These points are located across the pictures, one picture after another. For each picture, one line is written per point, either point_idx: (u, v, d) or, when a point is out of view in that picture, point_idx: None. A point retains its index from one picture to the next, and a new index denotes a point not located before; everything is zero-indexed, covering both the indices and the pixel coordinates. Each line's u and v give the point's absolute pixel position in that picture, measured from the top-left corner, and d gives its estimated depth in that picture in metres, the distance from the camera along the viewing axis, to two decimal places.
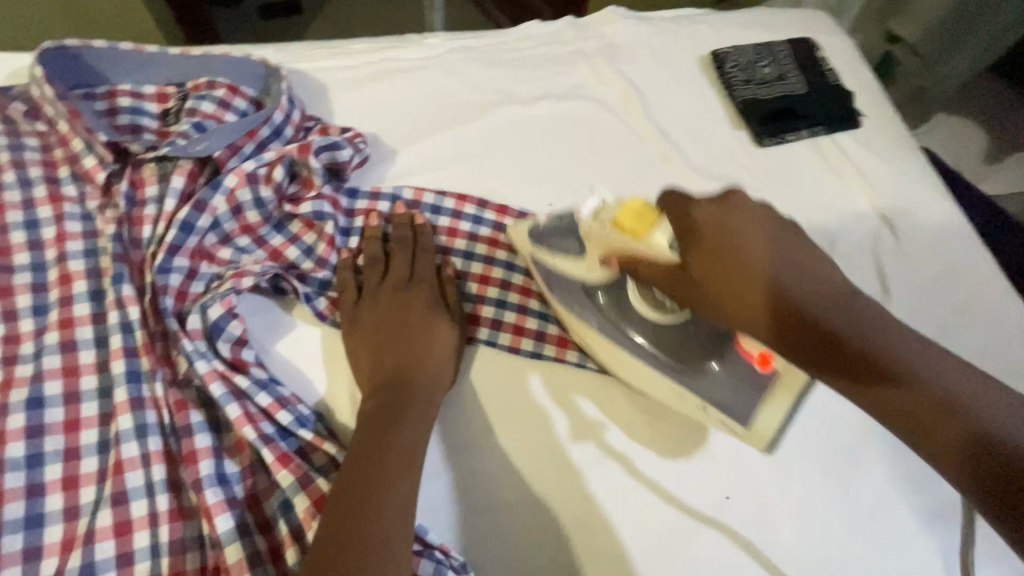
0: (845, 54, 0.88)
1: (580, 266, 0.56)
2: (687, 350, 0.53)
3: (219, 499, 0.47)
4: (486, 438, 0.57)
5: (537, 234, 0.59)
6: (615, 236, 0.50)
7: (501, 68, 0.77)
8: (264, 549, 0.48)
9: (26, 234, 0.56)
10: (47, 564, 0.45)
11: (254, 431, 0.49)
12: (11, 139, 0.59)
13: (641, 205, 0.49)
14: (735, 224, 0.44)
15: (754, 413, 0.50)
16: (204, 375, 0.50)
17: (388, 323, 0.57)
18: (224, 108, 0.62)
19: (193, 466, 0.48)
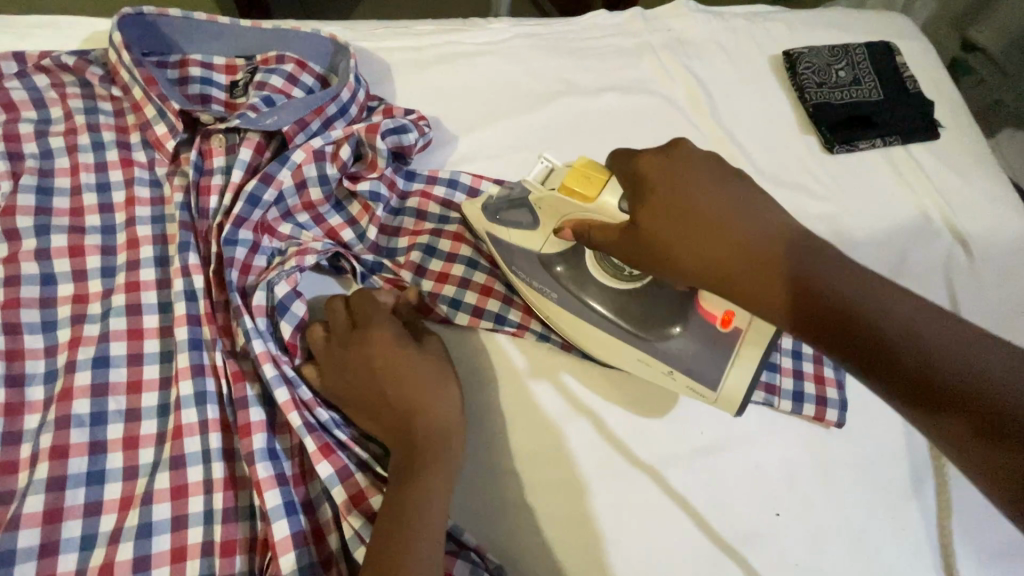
0: (927, 61, 0.83)
1: (534, 237, 0.56)
2: (655, 320, 0.54)
3: (270, 474, 0.46)
4: (538, 435, 0.56)
5: (491, 210, 0.58)
6: (564, 198, 0.51)
7: (565, 57, 0.75)
8: (309, 528, 0.46)
9: (98, 197, 0.57)
10: (106, 520, 0.46)
11: (300, 417, 0.47)
12: (87, 103, 0.60)
13: (588, 168, 0.49)
14: (697, 185, 0.43)
15: (724, 375, 0.51)
16: (259, 355, 0.48)
17: (390, 355, 0.50)
18: (292, 83, 0.62)
19: (247, 439, 0.47)
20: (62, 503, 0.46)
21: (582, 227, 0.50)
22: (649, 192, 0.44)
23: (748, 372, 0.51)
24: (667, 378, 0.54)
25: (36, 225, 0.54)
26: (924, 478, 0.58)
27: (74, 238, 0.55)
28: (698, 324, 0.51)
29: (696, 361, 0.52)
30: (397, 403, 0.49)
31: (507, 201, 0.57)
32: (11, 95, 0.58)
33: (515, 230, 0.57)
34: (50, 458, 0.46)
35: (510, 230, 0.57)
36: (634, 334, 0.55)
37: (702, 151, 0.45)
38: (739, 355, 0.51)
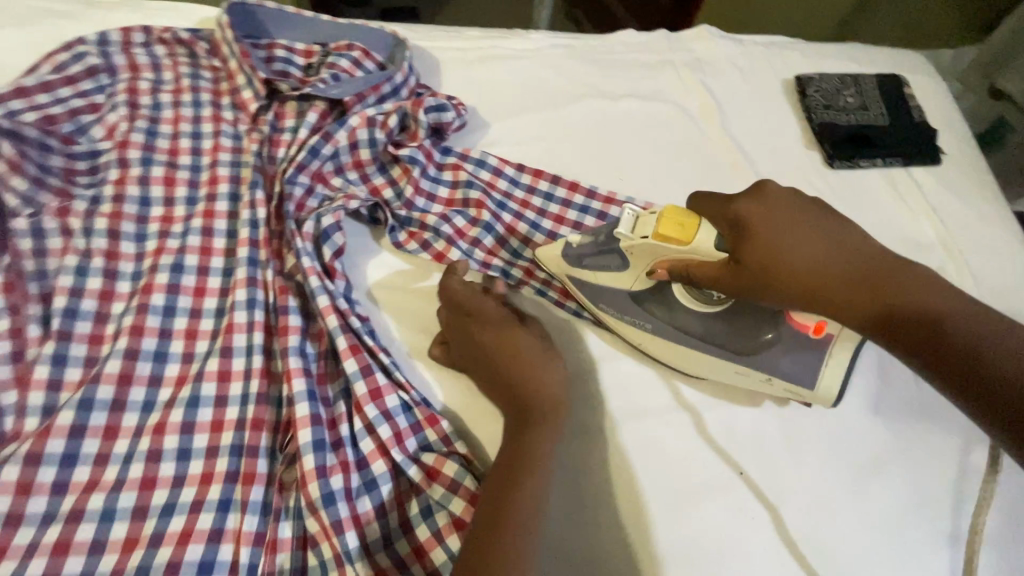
0: (936, 94, 0.89)
1: (625, 277, 0.60)
2: (744, 334, 0.59)
3: (299, 366, 0.55)
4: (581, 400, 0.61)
5: (574, 255, 0.62)
6: (658, 246, 0.54)
7: (592, 66, 0.86)
8: (324, 414, 0.54)
9: (192, 142, 0.69)
10: (164, 392, 0.56)
11: (338, 320, 0.57)
12: (193, 71, 0.74)
13: (680, 214, 0.53)
14: (779, 213, 0.51)
15: (820, 375, 0.56)
16: (306, 269, 0.59)
17: (506, 342, 0.56)
18: (356, 66, 0.74)
19: (284, 336, 0.56)
20: (133, 371, 0.56)
21: (677, 265, 0.55)
22: (748, 222, 0.51)
23: (839, 372, 0.56)
24: (767, 383, 0.59)
25: (141, 158, 0.67)
26: (888, 462, 0.61)
27: (169, 170, 0.67)
28: (789, 333, 0.56)
29: (798, 363, 0.57)
30: (515, 376, 0.55)
31: (590, 247, 0.61)
32: (136, 58, 0.72)
33: (605, 273, 0.61)
34: (129, 334, 0.57)
35: (600, 273, 0.61)
36: (733, 352, 0.59)
37: (785, 190, 0.53)
38: (831, 355, 0.56)
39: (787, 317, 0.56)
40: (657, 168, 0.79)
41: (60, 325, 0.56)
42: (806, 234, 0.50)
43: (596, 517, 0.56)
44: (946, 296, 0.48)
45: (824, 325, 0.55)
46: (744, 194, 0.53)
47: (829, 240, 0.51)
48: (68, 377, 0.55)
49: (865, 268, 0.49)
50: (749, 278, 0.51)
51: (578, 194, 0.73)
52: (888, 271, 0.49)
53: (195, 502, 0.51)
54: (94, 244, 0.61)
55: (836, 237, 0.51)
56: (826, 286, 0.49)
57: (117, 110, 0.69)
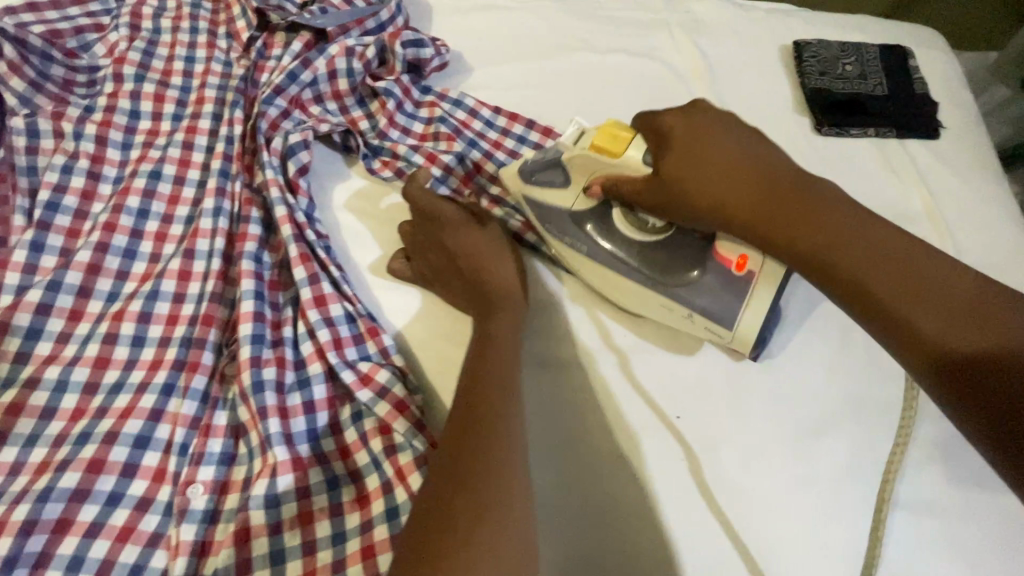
0: (945, 69, 0.85)
1: (567, 195, 0.62)
2: (675, 266, 0.60)
3: (251, 268, 0.57)
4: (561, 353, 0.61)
5: (527, 170, 0.63)
6: (593, 157, 0.58)
7: (585, 21, 0.85)
8: (269, 316, 0.56)
9: (185, 64, 0.73)
10: (129, 286, 0.60)
11: (293, 231, 0.60)
12: (194, 1, 0.78)
13: (615, 129, 0.57)
14: (704, 130, 0.55)
15: (739, 315, 0.58)
16: (269, 180, 0.62)
17: (469, 242, 0.58)
18: (346, 3, 0.75)
19: (242, 242, 0.59)
20: (102, 263, 0.59)
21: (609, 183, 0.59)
22: (673, 136, 0.55)
23: (758, 316, 0.58)
24: (687, 321, 0.60)
25: (136, 75, 0.71)
26: (833, 425, 0.61)
27: (160, 89, 0.71)
28: (713, 268, 0.58)
29: (717, 301, 0.58)
30: (472, 272, 0.57)
31: (540, 160, 0.62)
32: None
33: (551, 191, 0.62)
34: (103, 230, 0.61)
35: (544, 189, 0.62)
36: (658, 282, 0.60)
37: (719, 112, 0.56)
38: (751, 297, 0.58)
39: (714, 250, 0.58)
40: (638, 123, 0.79)
41: (42, 216, 0.60)
42: (737, 158, 0.53)
43: (586, 425, 0.58)
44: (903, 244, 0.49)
45: (746, 261, 0.56)
46: (678, 112, 0.57)
47: (762, 170, 0.53)
48: (44, 263, 0.59)
49: (812, 211, 0.51)
50: (664, 196, 0.55)
51: (551, 138, 0.73)
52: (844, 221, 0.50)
53: (142, 383, 0.54)
54: (82, 148, 0.65)
55: (773, 167, 0.53)
56: (763, 220, 0.52)
57: (119, 30, 0.73)
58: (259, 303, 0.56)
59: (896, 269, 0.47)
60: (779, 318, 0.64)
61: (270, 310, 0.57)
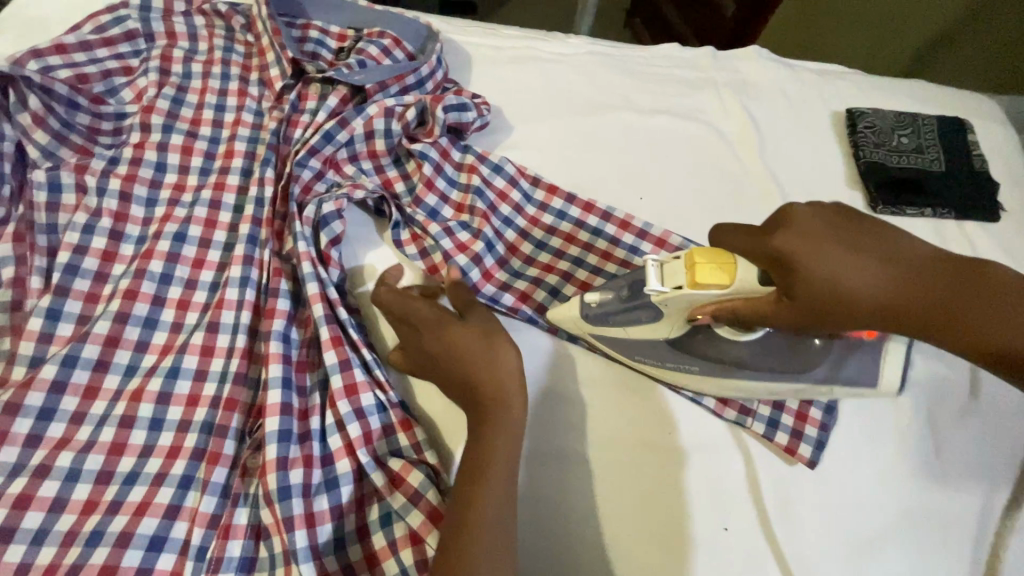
0: (1004, 144, 0.81)
1: (659, 330, 0.58)
2: (802, 351, 0.56)
3: (279, 351, 0.54)
4: (602, 449, 0.58)
5: (595, 315, 0.59)
6: (694, 294, 0.51)
7: (629, 77, 0.82)
8: (296, 406, 0.53)
9: (215, 114, 0.70)
10: (147, 359, 0.56)
11: (323, 310, 0.56)
12: (227, 44, 0.75)
13: (706, 257, 0.50)
14: (812, 234, 0.45)
15: (882, 371, 0.54)
16: (301, 253, 0.58)
17: (453, 349, 0.54)
18: (384, 54, 0.73)
19: (269, 319, 0.56)
20: (120, 334, 0.56)
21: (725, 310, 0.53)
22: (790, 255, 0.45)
23: (897, 365, 0.54)
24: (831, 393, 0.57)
25: (164, 124, 0.67)
26: (890, 544, 0.57)
27: (188, 139, 0.68)
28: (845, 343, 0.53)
29: (861, 367, 0.55)
30: (463, 378, 0.53)
31: (613, 304, 0.58)
32: (175, 26, 0.73)
33: (634, 327, 0.58)
34: (123, 298, 0.57)
35: (626, 328, 0.59)
36: (789, 372, 0.57)
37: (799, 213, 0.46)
38: (886, 354, 0.54)
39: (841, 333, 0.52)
40: (685, 191, 0.75)
41: (59, 280, 0.57)
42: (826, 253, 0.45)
43: (608, 507, 0.56)
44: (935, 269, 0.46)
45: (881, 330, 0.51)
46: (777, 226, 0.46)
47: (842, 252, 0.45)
48: (59, 331, 0.56)
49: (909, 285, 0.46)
50: (801, 312, 0.48)
51: (593, 213, 0.69)
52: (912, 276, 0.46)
53: (158, 474, 0.51)
54: (104, 204, 0.61)
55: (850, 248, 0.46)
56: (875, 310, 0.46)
57: (147, 74, 0.70)
58: (285, 390, 0.53)
59: (964, 296, 0.46)
60: (833, 419, 0.61)
61: (298, 396, 0.54)
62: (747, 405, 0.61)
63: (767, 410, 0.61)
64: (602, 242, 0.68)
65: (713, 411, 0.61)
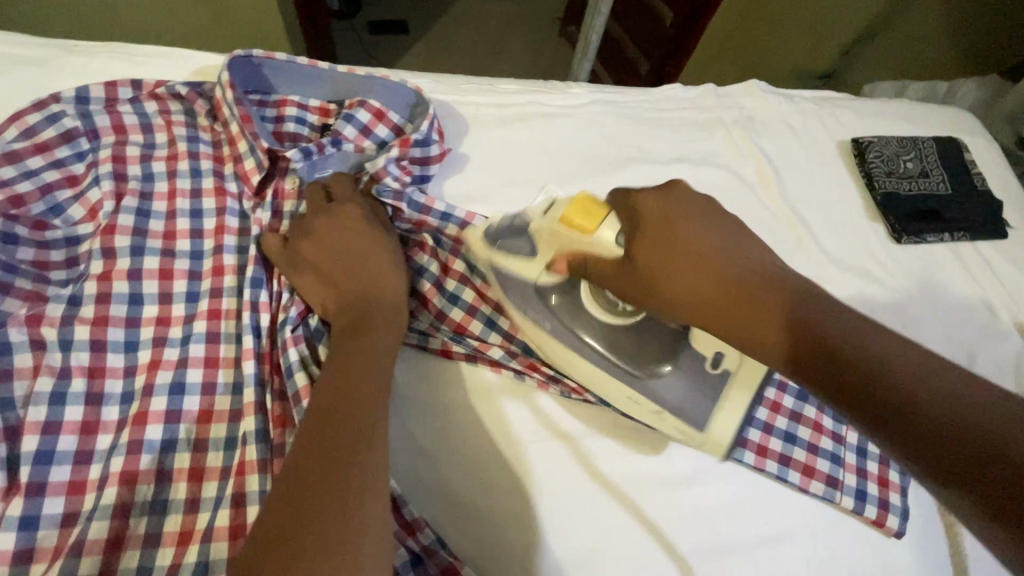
0: (994, 159, 0.84)
1: (531, 266, 0.57)
2: (648, 356, 0.55)
3: None
4: (705, 556, 0.54)
5: (490, 236, 0.59)
6: (566, 232, 0.52)
7: (640, 125, 0.78)
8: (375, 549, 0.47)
9: (191, 222, 0.58)
10: (164, 554, 0.46)
11: None
12: (190, 131, 0.63)
13: (588, 200, 0.52)
14: (676, 212, 0.47)
15: (710, 417, 0.54)
16: (266, 414, 0.50)
17: (343, 261, 0.53)
18: (365, 134, 0.65)
19: None
20: (125, 531, 0.45)
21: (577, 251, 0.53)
22: (643, 218, 0.48)
23: (734, 419, 0.54)
24: (657, 418, 0.55)
25: (132, 245, 0.55)
26: None
27: (165, 261, 0.56)
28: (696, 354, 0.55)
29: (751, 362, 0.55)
30: (360, 298, 0.51)
31: (506, 228, 0.59)
32: (123, 118, 0.61)
33: (514, 259, 0.58)
34: (118, 483, 0.46)
35: (506, 257, 0.58)
36: (637, 376, 0.55)
37: (697, 196, 0.49)
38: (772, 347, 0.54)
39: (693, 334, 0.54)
40: None
41: (30, 475, 0.45)
42: (681, 229, 0.46)
43: None
44: (814, 305, 0.41)
45: None
46: (649, 189, 0.49)
47: (697, 224, 0.46)
48: (42, 543, 0.44)
49: (739, 280, 0.43)
50: (632, 281, 0.48)
51: None
52: (764, 293, 0.42)
53: None
54: (72, 361, 0.49)
55: (718, 243, 0.45)
56: (684, 295, 0.44)
57: (99, 184, 0.57)
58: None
59: (767, 314, 0.41)
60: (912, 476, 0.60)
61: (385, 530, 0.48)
62: (833, 476, 0.58)
63: (854, 480, 0.58)
64: None
65: (799, 488, 0.57)
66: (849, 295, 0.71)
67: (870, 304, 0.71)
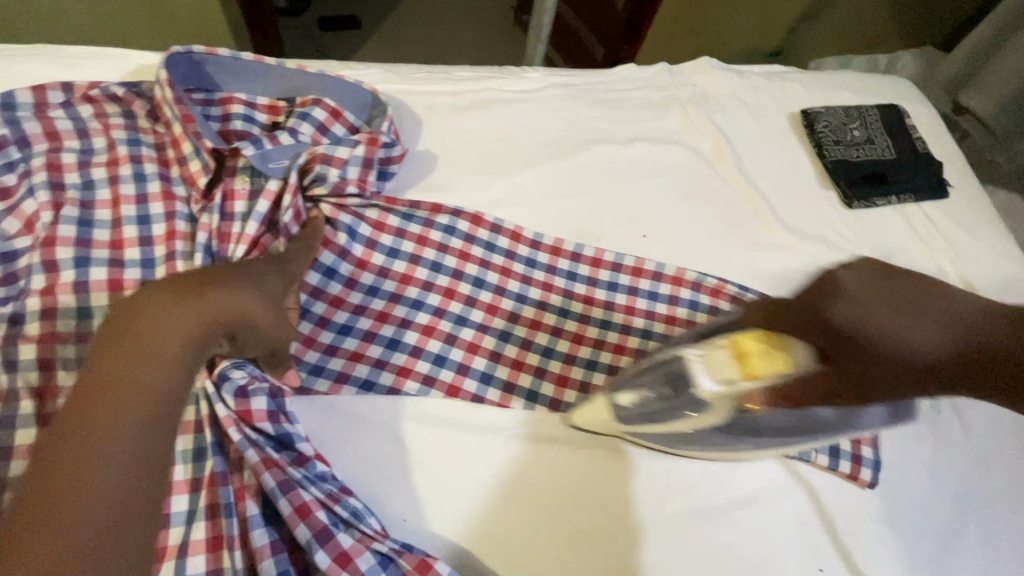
0: (932, 123, 0.89)
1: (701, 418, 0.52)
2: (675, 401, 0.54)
3: (314, 497, 0.46)
4: (684, 524, 0.55)
5: (619, 417, 0.55)
6: (749, 385, 0.48)
7: (597, 107, 0.78)
8: (340, 553, 0.44)
9: (138, 229, 0.55)
10: None
11: (273, 477, 0.46)
12: (130, 134, 0.60)
13: (758, 343, 0.48)
14: (867, 297, 0.48)
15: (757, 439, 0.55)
16: (221, 420, 0.47)
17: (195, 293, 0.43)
18: (322, 132, 0.64)
19: (270, 471, 0.46)
20: None
21: (770, 397, 0.49)
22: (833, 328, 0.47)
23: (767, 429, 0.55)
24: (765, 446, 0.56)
25: (76, 257, 0.52)
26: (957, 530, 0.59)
27: (113, 271, 0.53)
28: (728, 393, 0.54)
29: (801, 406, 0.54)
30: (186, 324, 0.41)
31: (638, 409, 0.53)
32: (55, 123, 0.57)
33: (678, 421, 0.52)
34: None
35: (669, 447, 0.56)
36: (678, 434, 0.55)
37: (866, 273, 0.50)
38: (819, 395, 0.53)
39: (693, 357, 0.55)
40: (685, 218, 0.73)
41: None
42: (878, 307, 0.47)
43: None
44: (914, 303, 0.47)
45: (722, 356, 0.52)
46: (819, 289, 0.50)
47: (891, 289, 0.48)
48: None
49: (902, 299, 0.48)
50: (840, 376, 0.47)
51: (561, 258, 0.67)
52: (903, 309, 0.47)
53: None
54: (21, 383, 0.47)
55: (883, 299, 0.47)
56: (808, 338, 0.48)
57: (35, 195, 0.54)
58: (319, 546, 0.44)
59: (907, 304, 0.47)
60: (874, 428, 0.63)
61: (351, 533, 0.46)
62: None
63: None
64: (539, 273, 0.66)
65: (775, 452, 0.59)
66: (807, 261, 0.73)
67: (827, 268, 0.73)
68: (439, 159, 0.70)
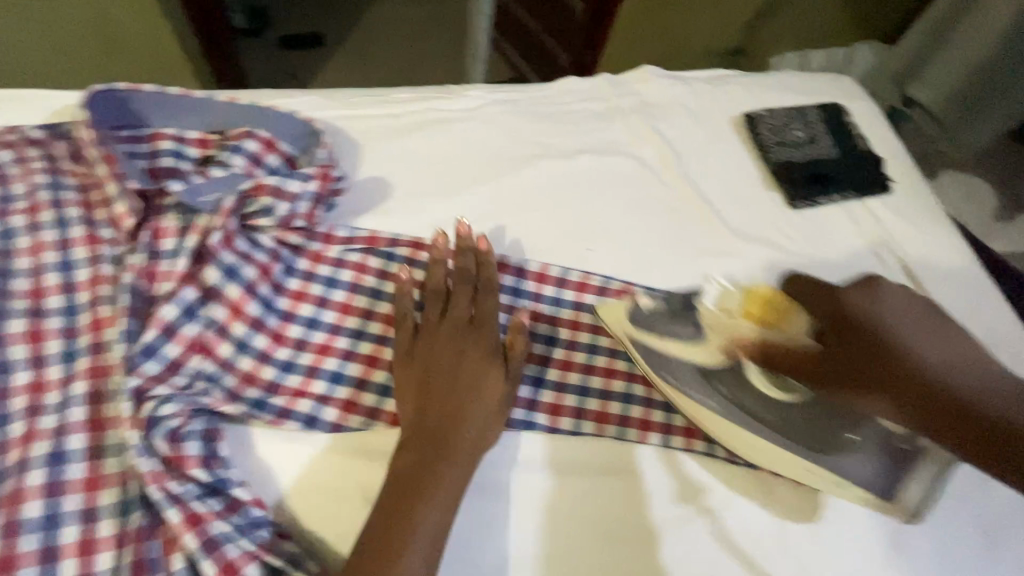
0: (873, 119, 0.90)
1: (705, 351, 0.59)
2: (826, 434, 0.56)
3: (243, 551, 0.45)
4: (630, 540, 0.55)
5: None
6: (742, 323, 0.57)
7: (539, 121, 0.78)
8: None
9: (60, 276, 0.54)
10: None
11: (196, 537, 0.45)
12: (51, 178, 0.58)
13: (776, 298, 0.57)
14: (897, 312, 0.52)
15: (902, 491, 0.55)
16: (146, 475, 0.46)
17: (443, 354, 0.56)
18: (255, 164, 0.61)
19: (194, 530, 0.45)
20: None
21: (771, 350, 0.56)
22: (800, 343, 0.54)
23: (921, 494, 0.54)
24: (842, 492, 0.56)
25: None
26: None
27: (34, 322, 0.52)
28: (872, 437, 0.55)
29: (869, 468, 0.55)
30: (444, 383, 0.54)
31: None
32: None
33: None
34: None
35: (674, 340, 0.60)
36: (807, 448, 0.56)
37: (897, 287, 0.54)
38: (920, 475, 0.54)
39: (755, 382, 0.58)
40: (630, 228, 0.73)
41: None
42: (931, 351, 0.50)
43: None
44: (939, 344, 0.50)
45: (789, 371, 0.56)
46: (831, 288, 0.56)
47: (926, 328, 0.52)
48: None
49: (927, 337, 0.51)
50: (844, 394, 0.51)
51: (507, 273, 0.66)
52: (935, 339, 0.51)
53: None
54: None
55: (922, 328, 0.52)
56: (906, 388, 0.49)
57: None
58: None
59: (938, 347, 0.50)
60: None
61: None
62: None
63: None
64: None
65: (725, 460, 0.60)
66: (753, 264, 0.73)
67: (774, 269, 0.74)
68: (377, 183, 0.69)
